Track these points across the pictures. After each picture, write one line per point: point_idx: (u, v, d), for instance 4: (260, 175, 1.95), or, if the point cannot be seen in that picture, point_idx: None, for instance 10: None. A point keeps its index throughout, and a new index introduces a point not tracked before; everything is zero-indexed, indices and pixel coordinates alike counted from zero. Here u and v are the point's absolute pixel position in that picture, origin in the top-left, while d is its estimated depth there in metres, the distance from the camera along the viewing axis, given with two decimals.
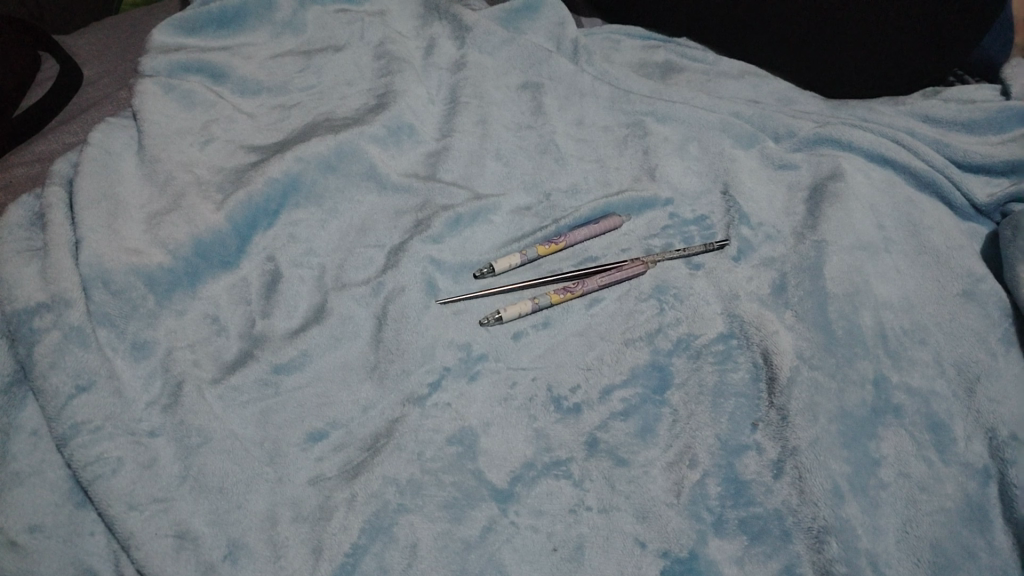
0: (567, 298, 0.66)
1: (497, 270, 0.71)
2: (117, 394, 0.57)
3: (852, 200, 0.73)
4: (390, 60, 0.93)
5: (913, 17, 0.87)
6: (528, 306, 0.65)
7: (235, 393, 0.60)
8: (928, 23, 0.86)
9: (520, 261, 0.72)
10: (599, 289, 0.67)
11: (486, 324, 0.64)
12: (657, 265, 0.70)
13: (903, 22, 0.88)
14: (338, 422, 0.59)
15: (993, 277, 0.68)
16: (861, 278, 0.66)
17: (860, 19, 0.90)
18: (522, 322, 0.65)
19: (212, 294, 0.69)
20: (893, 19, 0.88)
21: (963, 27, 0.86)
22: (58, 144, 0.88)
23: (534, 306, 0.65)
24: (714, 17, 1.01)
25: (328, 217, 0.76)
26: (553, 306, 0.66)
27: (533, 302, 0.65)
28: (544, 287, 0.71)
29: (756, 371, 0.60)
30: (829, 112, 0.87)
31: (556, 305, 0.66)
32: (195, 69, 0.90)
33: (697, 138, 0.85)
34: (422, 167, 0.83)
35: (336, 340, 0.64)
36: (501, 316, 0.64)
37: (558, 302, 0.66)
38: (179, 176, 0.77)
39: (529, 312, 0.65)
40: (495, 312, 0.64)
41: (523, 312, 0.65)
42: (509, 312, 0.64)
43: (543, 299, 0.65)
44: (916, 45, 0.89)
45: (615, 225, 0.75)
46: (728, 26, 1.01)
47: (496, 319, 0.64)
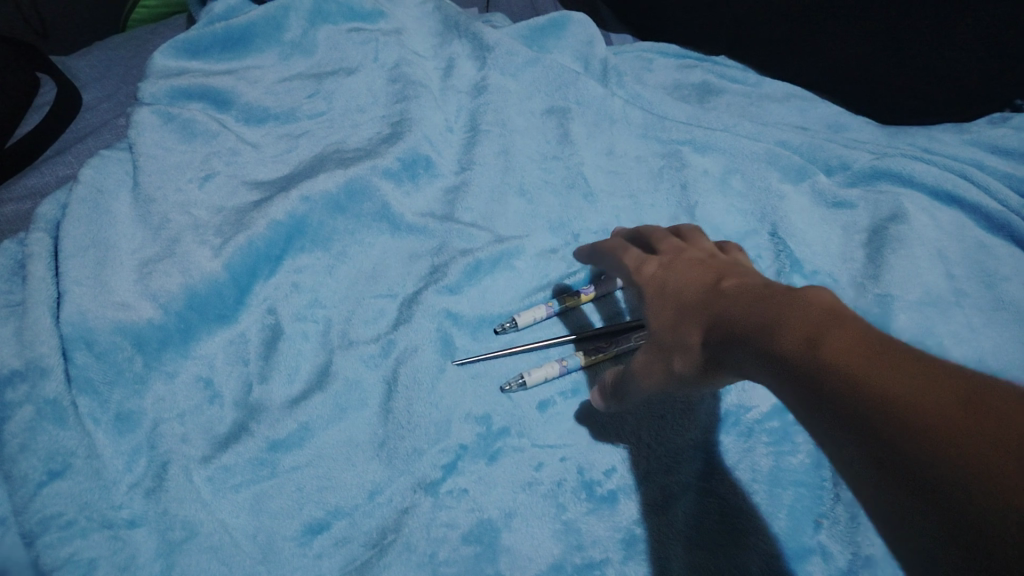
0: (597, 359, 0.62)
1: (521, 325, 0.64)
2: (96, 477, 0.51)
3: (916, 246, 0.67)
4: (405, 83, 0.85)
5: (967, 28, 0.77)
6: (556, 369, 0.60)
7: (227, 475, 0.53)
8: (991, 42, 0.76)
9: (545, 315, 0.65)
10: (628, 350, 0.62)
11: (508, 389, 0.58)
12: None
13: (963, 39, 0.78)
14: (341, 510, 0.52)
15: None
16: (931, 342, 0.60)
17: (909, 30, 0.81)
18: (551, 385, 0.60)
19: (207, 353, 0.62)
20: (948, 29, 0.78)
21: None
22: (54, 177, 0.77)
23: (561, 370, 0.60)
24: (757, 32, 0.95)
25: (335, 263, 0.69)
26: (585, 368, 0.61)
27: (561, 365, 0.60)
28: (572, 346, 0.65)
29: (817, 456, 0.54)
30: (884, 142, 0.81)
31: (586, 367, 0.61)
32: (197, 96, 0.82)
33: (740, 170, 0.78)
34: (439, 205, 0.76)
35: (341, 409, 0.58)
36: (526, 381, 0.58)
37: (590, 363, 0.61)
38: (176, 219, 0.69)
39: (557, 375, 0.60)
40: (521, 376, 0.58)
41: (550, 376, 0.60)
42: (536, 376, 0.59)
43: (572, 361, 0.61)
44: (972, 65, 0.79)
45: None
46: (774, 39, 0.94)
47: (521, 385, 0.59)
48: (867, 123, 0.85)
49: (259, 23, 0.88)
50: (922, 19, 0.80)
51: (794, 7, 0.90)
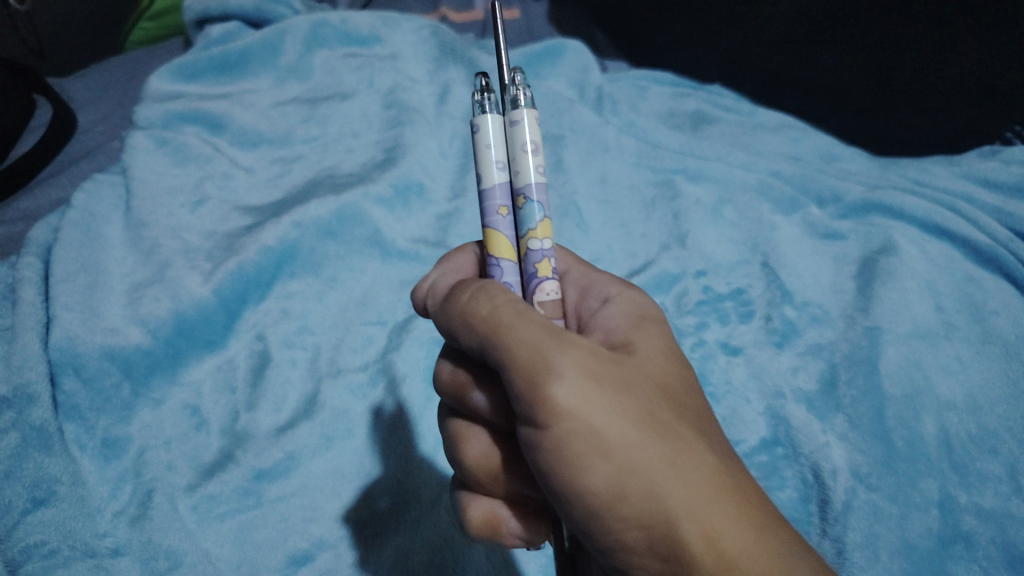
0: (489, 231, 0.44)
1: (488, 145, 0.42)
2: (80, 504, 0.51)
3: (907, 278, 0.68)
4: (400, 109, 0.85)
5: (956, 55, 0.78)
6: (537, 179, 0.42)
7: (212, 503, 0.53)
8: (984, 70, 0.77)
9: (490, 188, 0.43)
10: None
11: (519, 98, 0.41)
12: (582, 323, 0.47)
13: (953, 68, 0.79)
14: (325, 542, 0.52)
15: None
16: (921, 374, 0.60)
17: (900, 48, 0.81)
18: (494, 146, 0.42)
19: (195, 380, 0.61)
20: (939, 59, 0.79)
21: None
22: (46, 201, 0.74)
23: (507, 179, 0.43)
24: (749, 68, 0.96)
25: (325, 288, 0.69)
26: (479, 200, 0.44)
27: (536, 189, 0.42)
28: (498, 225, 0.43)
29: (806, 491, 0.54)
30: (877, 174, 0.83)
31: (508, 220, 0.43)
32: (192, 119, 0.81)
33: (732, 201, 0.79)
34: (431, 231, 0.76)
35: (327, 439, 0.58)
36: (511, 119, 0.41)
37: (509, 217, 0.43)
38: (166, 244, 0.68)
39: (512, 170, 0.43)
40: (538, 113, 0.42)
41: (505, 156, 0.43)
42: (531, 139, 0.41)
43: (533, 211, 0.42)
44: (961, 93, 0.80)
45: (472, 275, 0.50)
46: (766, 68, 0.94)
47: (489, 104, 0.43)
48: (860, 155, 0.86)
49: (256, 48, 0.88)
50: (913, 50, 0.81)
51: (783, 43, 0.90)
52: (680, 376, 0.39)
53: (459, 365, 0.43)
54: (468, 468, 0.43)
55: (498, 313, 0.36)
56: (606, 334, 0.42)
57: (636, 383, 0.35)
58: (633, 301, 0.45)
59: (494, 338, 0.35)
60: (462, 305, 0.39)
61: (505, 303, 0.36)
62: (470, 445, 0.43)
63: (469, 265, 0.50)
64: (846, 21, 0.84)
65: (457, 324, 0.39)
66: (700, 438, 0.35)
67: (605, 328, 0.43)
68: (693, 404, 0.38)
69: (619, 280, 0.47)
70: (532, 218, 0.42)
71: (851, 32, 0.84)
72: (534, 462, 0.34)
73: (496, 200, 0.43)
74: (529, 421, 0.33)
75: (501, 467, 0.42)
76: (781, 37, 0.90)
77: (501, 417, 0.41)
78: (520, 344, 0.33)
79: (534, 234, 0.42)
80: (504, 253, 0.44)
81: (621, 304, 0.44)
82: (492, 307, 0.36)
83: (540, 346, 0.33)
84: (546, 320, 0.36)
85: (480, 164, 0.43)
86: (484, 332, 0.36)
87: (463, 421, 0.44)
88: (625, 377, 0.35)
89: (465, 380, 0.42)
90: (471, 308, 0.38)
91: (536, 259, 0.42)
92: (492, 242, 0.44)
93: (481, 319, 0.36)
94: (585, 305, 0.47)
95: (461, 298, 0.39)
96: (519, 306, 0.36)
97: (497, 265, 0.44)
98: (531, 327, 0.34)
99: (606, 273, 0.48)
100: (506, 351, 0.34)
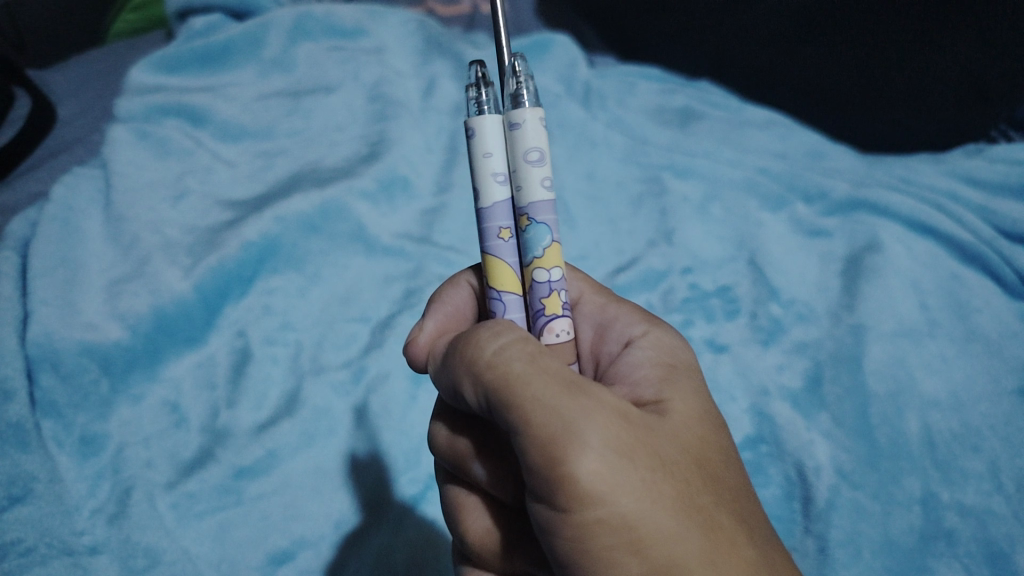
0: (492, 259, 0.42)
1: (487, 157, 0.40)
2: (57, 502, 0.51)
3: (892, 276, 0.68)
4: (385, 104, 0.84)
5: (954, 47, 0.78)
6: (543, 195, 0.40)
7: (192, 501, 0.53)
8: (973, 57, 0.77)
9: (491, 208, 0.41)
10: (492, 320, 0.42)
11: (522, 103, 0.39)
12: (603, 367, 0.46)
13: (943, 57, 0.79)
14: (306, 540, 0.52)
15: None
16: (905, 373, 0.60)
17: (889, 44, 0.81)
18: (494, 154, 0.40)
19: (176, 376, 0.60)
20: (931, 47, 0.79)
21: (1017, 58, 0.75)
22: (22, 193, 0.72)
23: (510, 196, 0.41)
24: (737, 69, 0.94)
25: (307, 284, 0.68)
26: (480, 220, 0.41)
27: (539, 208, 0.40)
28: (498, 250, 0.41)
29: (789, 488, 0.54)
30: (864, 172, 0.83)
31: (511, 244, 0.42)
32: (174, 112, 0.80)
33: (719, 197, 0.79)
34: (416, 227, 0.76)
35: (309, 437, 0.57)
36: (513, 122, 0.39)
37: (511, 240, 0.42)
38: (146, 238, 0.67)
39: (515, 184, 0.40)
40: (544, 115, 0.39)
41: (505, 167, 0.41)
42: (536, 148, 0.39)
43: (539, 234, 0.40)
44: (951, 84, 0.80)
45: (463, 314, 0.49)
46: (760, 64, 0.91)
47: (489, 104, 0.40)
48: (847, 153, 0.86)
49: (239, 40, 0.87)
50: (902, 42, 0.80)
51: (764, 43, 0.90)
52: (712, 440, 0.37)
53: (458, 433, 0.41)
54: (470, 544, 0.41)
55: (509, 359, 0.32)
56: (633, 384, 0.40)
57: (670, 455, 0.32)
58: (661, 345, 0.44)
59: (504, 393, 0.31)
60: (465, 346, 0.35)
61: (516, 348, 0.33)
62: (471, 521, 0.41)
63: (466, 306, 0.50)
64: (837, 19, 0.82)
65: (456, 367, 0.35)
66: (740, 519, 0.33)
67: (631, 379, 0.41)
68: (727, 474, 0.36)
69: (645, 318, 0.47)
70: (539, 240, 0.40)
71: (841, 29, 0.83)
72: (545, 539, 0.31)
73: (498, 221, 0.41)
74: (547, 499, 0.30)
75: (502, 552, 0.40)
76: (770, 34, 0.88)
77: (500, 492, 0.39)
78: (536, 403, 0.30)
79: (541, 263, 0.41)
80: (507, 285, 0.42)
81: (649, 350, 0.43)
82: (500, 352, 0.33)
83: (562, 410, 0.29)
84: (567, 369, 0.32)
85: (479, 176, 0.40)
86: (491, 383, 0.32)
87: (463, 489, 0.43)
88: (660, 449, 0.32)
89: (465, 451, 0.40)
90: (474, 351, 0.34)
91: (544, 294, 0.41)
92: (495, 274, 0.42)
93: (486, 367, 0.33)
94: (605, 348, 0.47)
95: (462, 341, 0.35)
96: (532, 351, 0.33)
97: (500, 300, 0.42)
98: (548, 383, 0.30)
99: (627, 310, 0.48)
100: (518, 411, 0.30)
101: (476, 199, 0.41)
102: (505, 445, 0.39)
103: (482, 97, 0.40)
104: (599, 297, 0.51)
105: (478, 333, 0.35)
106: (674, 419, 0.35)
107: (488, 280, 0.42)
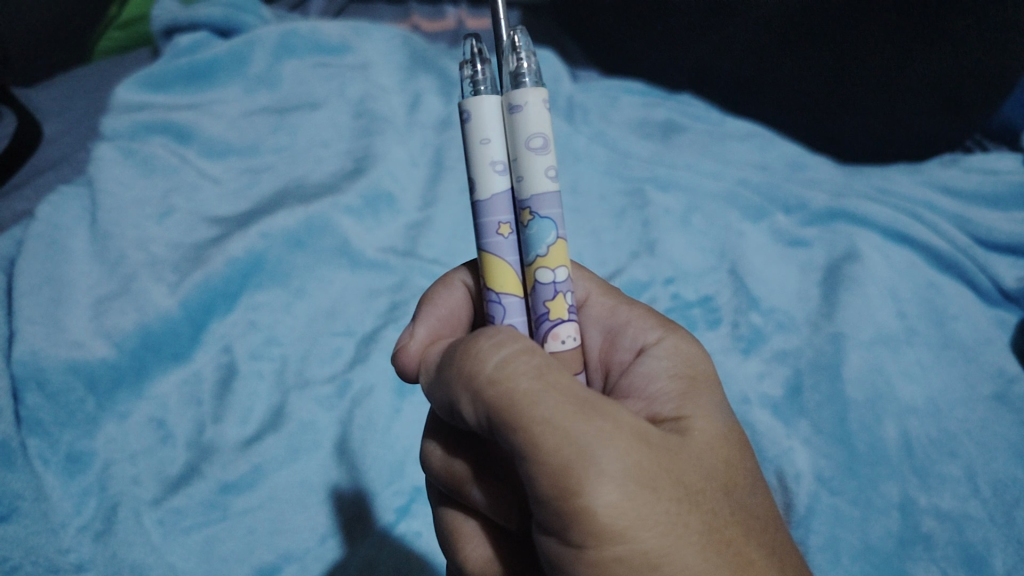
0: (491, 258, 0.41)
1: (489, 142, 0.39)
2: (43, 520, 0.51)
3: (870, 284, 0.69)
4: (369, 119, 0.85)
5: (939, 53, 0.77)
6: (548, 185, 0.39)
7: (178, 517, 0.53)
8: (940, 69, 0.79)
9: (492, 200, 0.40)
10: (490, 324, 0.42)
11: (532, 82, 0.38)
12: (614, 382, 0.46)
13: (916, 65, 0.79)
14: (292, 553, 0.52)
15: (1009, 385, 0.61)
16: (883, 380, 0.61)
17: (862, 54, 0.79)
18: (493, 141, 0.39)
19: (162, 393, 0.61)
20: (907, 58, 0.78)
21: (987, 57, 0.77)
22: (7, 212, 0.72)
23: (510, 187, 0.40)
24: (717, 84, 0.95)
25: (293, 299, 0.68)
26: (479, 212, 0.40)
27: (545, 196, 0.39)
28: (498, 245, 0.41)
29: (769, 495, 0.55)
30: (843, 181, 0.85)
31: (511, 240, 0.41)
32: (159, 130, 0.81)
33: (700, 209, 0.79)
34: (400, 241, 0.77)
35: (295, 451, 0.58)
36: (514, 105, 0.38)
37: (511, 237, 0.41)
38: (132, 257, 0.68)
39: (515, 174, 0.39)
40: (547, 98, 0.38)
41: (504, 155, 0.40)
42: (540, 132, 0.38)
43: (543, 229, 0.39)
44: (921, 92, 0.82)
45: (457, 321, 0.50)
46: (747, 71, 0.90)
47: (486, 84, 0.39)
48: (826, 163, 0.88)
49: (225, 58, 0.87)
50: (873, 56, 0.79)
51: (734, 54, 0.88)
52: (736, 463, 0.37)
53: (454, 455, 0.41)
54: (468, 571, 0.41)
55: (513, 375, 0.31)
56: (649, 401, 0.40)
57: (692, 481, 0.32)
58: (679, 354, 0.43)
59: (509, 413, 0.30)
60: (463, 359, 0.34)
61: (521, 361, 0.32)
62: (470, 548, 0.41)
63: (460, 310, 0.50)
64: (813, 36, 0.79)
65: (454, 384, 0.34)
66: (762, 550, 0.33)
67: (647, 393, 0.41)
68: (749, 495, 0.36)
69: (659, 322, 0.47)
70: (543, 236, 0.39)
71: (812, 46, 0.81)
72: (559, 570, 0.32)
73: (498, 216, 0.40)
74: (559, 532, 0.30)
75: None
76: (750, 45, 0.85)
77: (498, 516, 0.39)
78: (546, 425, 0.29)
79: (545, 263, 0.40)
80: (506, 287, 0.41)
81: (664, 360, 0.43)
82: (503, 366, 0.31)
83: (580, 437, 0.29)
84: (578, 384, 0.31)
85: (478, 165, 0.39)
86: (494, 401, 0.31)
87: (459, 513, 0.43)
88: (681, 474, 0.32)
89: (463, 475, 0.40)
90: (475, 364, 0.32)
91: (547, 296, 0.40)
92: (495, 275, 0.41)
93: (488, 382, 0.31)
94: (616, 356, 0.47)
95: (459, 352, 0.34)
96: (539, 364, 0.31)
97: (500, 303, 0.41)
98: (563, 404, 0.30)
99: (638, 314, 0.48)
100: (527, 434, 0.29)
101: (475, 189, 0.40)
102: (503, 469, 0.40)
103: (479, 76, 0.39)
104: (603, 301, 0.51)
105: (482, 343, 0.33)
106: (693, 441, 0.35)
107: (487, 282, 0.41)
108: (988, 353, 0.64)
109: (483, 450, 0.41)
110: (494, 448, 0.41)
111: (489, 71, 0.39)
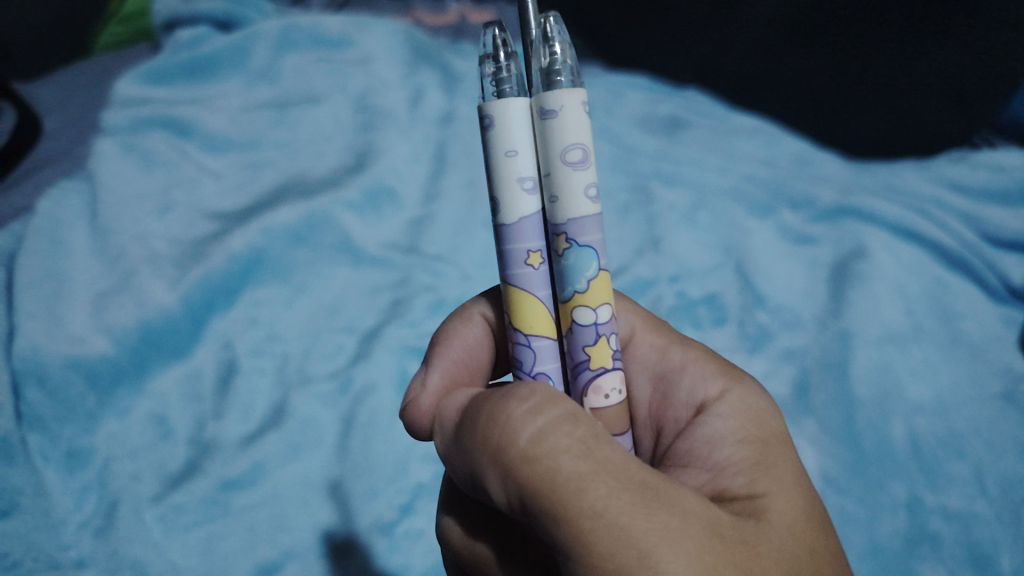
0: (521, 295, 0.39)
1: (520, 151, 0.37)
2: (43, 516, 0.52)
3: (877, 283, 0.69)
4: (372, 115, 0.84)
5: (948, 42, 0.76)
6: (588, 208, 0.37)
7: (178, 514, 0.53)
8: (951, 55, 0.76)
9: (524, 226, 0.38)
10: (518, 367, 0.40)
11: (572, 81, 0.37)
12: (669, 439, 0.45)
13: (923, 48, 0.77)
14: (293, 551, 0.53)
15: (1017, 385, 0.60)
16: (890, 380, 0.61)
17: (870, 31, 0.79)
18: (520, 154, 0.37)
19: (161, 390, 0.60)
20: (913, 41, 0.78)
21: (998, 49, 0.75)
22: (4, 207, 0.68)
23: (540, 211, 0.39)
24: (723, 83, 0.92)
25: (294, 295, 0.68)
26: (508, 237, 0.39)
27: (581, 220, 0.37)
28: (529, 275, 0.39)
29: None
30: (852, 180, 0.84)
31: (540, 272, 0.39)
32: (159, 123, 0.80)
33: (706, 205, 0.78)
34: (403, 237, 0.76)
35: (295, 450, 0.57)
36: (547, 112, 0.36)
37: (541, 268, 0.39)
38: (131, 252, 0.67)
39: (547, 194, 0.38)
40: (586, 100, 0.36)
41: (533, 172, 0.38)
42: (578, 143, 0.36)
43: (582, 260, 0.38)
44: (931, 78, 0.79)
45: (473, 362, 0.49)
46: (757, 67, 0.88)
47: (512, 82, 0.37)
48: (835, 159, 0.87)
49: (224, 51, 0.86)
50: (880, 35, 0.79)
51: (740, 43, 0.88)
52: (816, 546, 0.35)
53: (476, 538, 0.40)
54: None
55: (554, 453, 0.29)
56: (715, 472, 0.39)
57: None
58: (745, 410, 0.42)
59: (552, 501, 0.28)
60: (490, 426, 0.31)
61: (560, 434, 0.30)
62: None
63: (477, 346, 0.50)
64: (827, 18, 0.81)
65: (479, 455, 0.32)
66: None
67: (711, 462, 0.39)
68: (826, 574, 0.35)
69: (720, 371, 0.45)
70: (583, 267, 0.38)
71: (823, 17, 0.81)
72: None
73: (527, 244, 0.39)
74: None
75: None
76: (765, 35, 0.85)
77: None
78: (598, 520, 0.28)
79: (584, 301, 0.38)
80: (537, 330, 0.40)
81: (732, 420, 0.41)
82: (539, 440, 0.29)
83: (640, 539, 0.28)
84: (627, 462, 0.30)
85: (507, 180, 0.38)
86: (530, 481, 0.29)
87: None
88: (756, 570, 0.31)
89: (487, 557, 0.39)
90: (506, 436, 0.30)
91: (587, 342, 0.39)
92: (526, 316, 0.40)
93: (522, 459, 0.29)
94: (671, 412, 0.46)
95: (483, 417, 0.32)
96: (582, 438, 0.30)
97: (529, 347, 0.40)
98: (616, 497, 0.28)
99: (695, 359, 0.46)
100: (576, 531, 0.28)
101: (505, 211, 0.38)
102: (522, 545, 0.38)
103: (504, 72, 0.38)
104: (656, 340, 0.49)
105: (508, 410, 0.31)
106: (769, 527, 0.34)
107: (517, 323, 0.40)
108: (995, 350, 0.64)
109: (503, 528, 0.40)
110: (510, 524, 0.40)
111: (514, 65, 0.38)
